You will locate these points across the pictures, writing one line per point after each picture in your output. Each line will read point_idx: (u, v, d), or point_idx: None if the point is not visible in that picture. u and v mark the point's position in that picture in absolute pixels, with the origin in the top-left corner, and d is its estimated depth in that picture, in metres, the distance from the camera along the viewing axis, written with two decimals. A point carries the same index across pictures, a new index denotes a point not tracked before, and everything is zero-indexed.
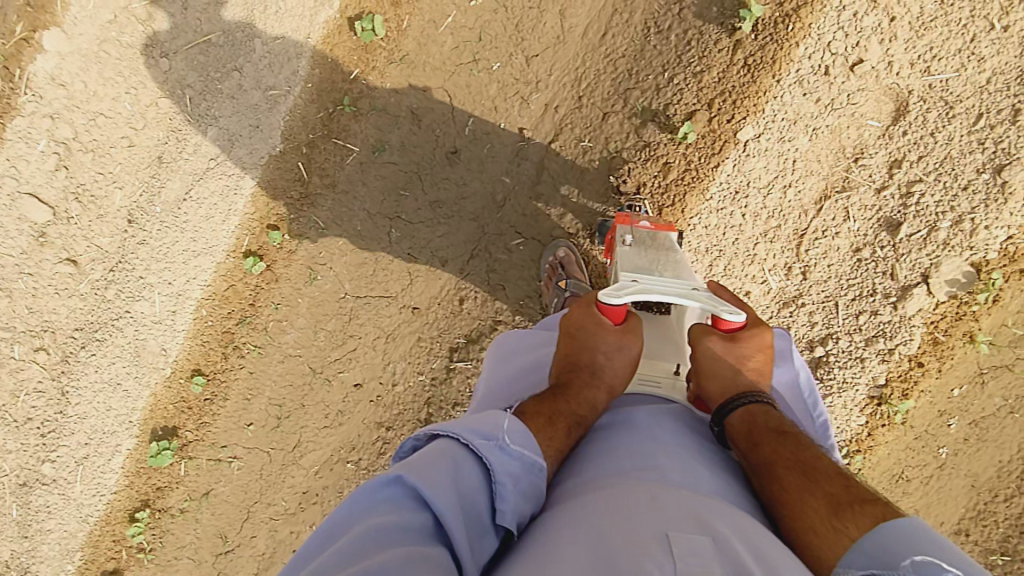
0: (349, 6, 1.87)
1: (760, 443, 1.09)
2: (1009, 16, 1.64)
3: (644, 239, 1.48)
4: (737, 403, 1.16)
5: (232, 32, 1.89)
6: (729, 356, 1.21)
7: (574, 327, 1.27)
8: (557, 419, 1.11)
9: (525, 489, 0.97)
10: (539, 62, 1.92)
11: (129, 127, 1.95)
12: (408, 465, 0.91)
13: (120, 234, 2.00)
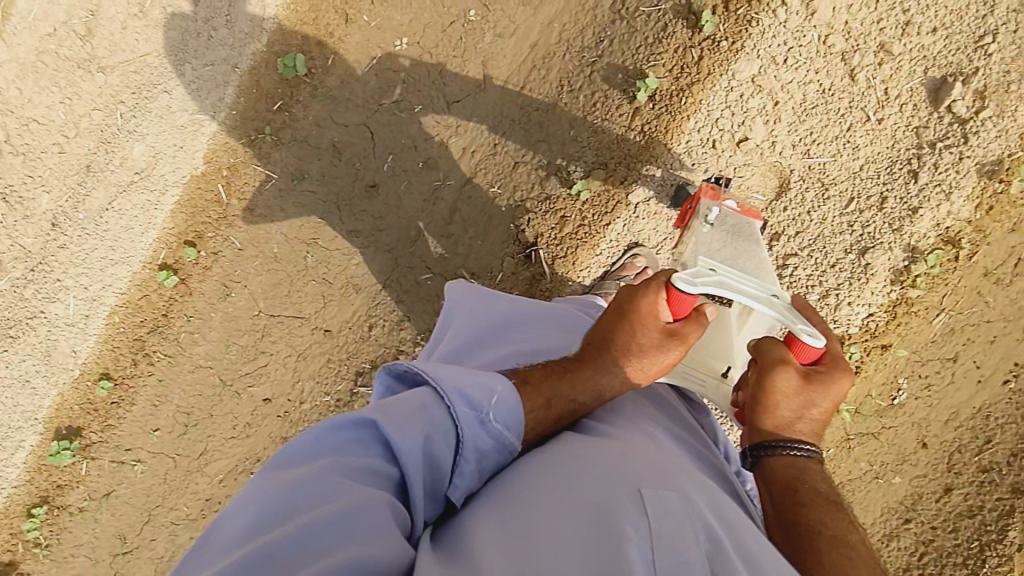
0: (276, 41, 1.96)
1: (804, 502, 1.12)
2: (884, 109, 1.76)
3: (728, 218, 1.51)
4: (784, 449, 1.19)
5: (166, 55, 1.98)
6: (802, 396, 1.19)
7: (630, 305, 1.27)
8: (554, 402, 1.17)
9: (486, 463, 1.07)
10: (459, 107, 2.01)
11: (61, 135, 2.02)
12: (382, 412, 1.00)
13: (44, 236, 2.06)
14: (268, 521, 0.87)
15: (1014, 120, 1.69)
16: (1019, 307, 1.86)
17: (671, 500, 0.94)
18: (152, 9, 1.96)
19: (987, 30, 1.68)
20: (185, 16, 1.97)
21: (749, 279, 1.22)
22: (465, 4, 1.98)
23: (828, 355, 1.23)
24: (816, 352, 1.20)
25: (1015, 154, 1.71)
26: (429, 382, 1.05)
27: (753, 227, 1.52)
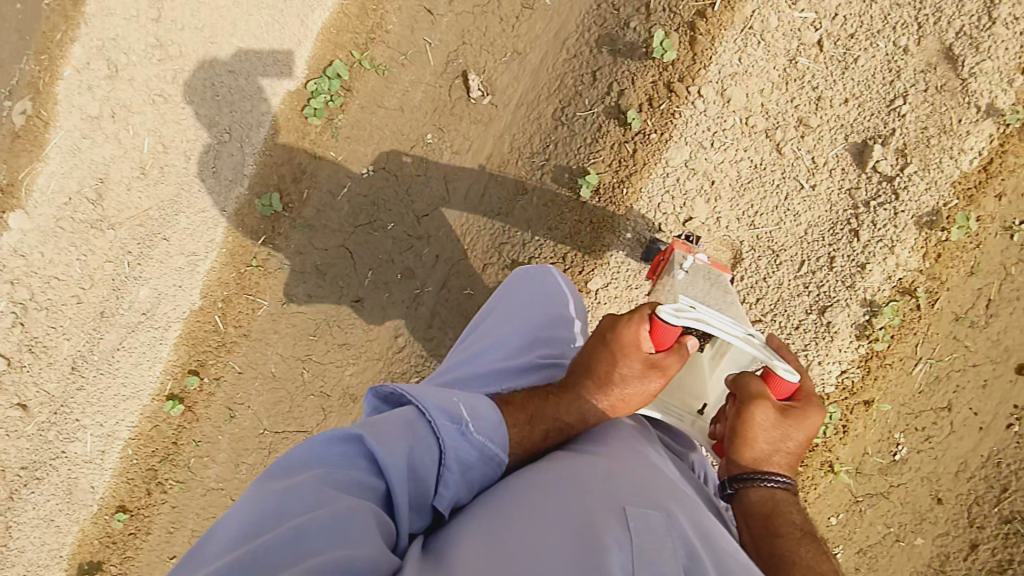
0: (256, 184, 2.18)
1: (780, 533, 1.11)
2: (815, 176, 1.84)
3: (702, 271, 1.59)
4: (764, 484, 1.18)
5: (167, 204, 2.22)
6: (779, 430, 1.18)
7: (610, 332, 1.26)
8: (537, 419, 1.20)
9: (472, 478, 1.09)
10: (428, 220, 2.16)
11: (78, 287, 2.23)
12: (369, 428, 1.04)
13: (65, 380, 2.23)
14: (255, 528, 0.90)
15: (940, 172, 1.76)
16: (1003, 347, 1.84)
17: (651, 517, 0.96)
18: (152, 170, 2.22)
19: (897, 93, 1.78)
20: (182, 172, 2.21)
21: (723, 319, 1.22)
22: (422, 129, 2.17)
23: (801, 391, 1.24)
24: (791, 386, 1.20)
25: (949, 203, 1.76)
26: (413, 401, 1.09)
27: (722, 280, 1.62)
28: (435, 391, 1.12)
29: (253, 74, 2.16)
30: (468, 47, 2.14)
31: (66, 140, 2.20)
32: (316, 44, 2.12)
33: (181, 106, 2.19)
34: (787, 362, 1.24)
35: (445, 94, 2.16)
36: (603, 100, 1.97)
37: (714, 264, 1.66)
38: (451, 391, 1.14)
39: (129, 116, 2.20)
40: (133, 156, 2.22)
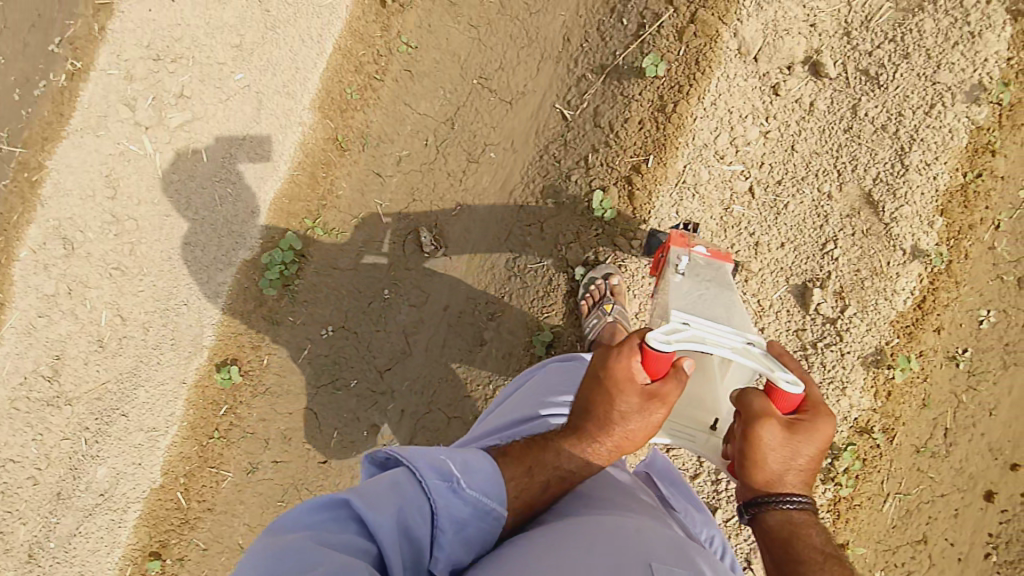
0: (217, 353, 2.16)
1: (803, 562, 1.00)
2: (763, 318, 1.89)
3: (699, 265, 1.56)
4: (781, 510, 1.05)
5: (126, 376, 2.20)
6: (790, 450, 1.05)
7: (603, 368, 1.15)
8: (536, 470, 1.12)
9: (468, 536, 1.00)
10: (391, 374, 2.17)
11: (34, 467, 2.18)
12: (356, 492, 0.94)
13: (20, 568, 2.15)
14: None
15: (878, 313, 1.81)
16: (968, 475, 1.86)
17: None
18: (110, 341, 2.21)
19: (828, 238, 1.85)
20: (142, 344, 2.20)
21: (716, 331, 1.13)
22: (378, 285, 2.19)
23: (809, 400, 1.10)
24: (797, 398, 1.06)
25: (891, 342, 1.81)
26: (405, 465, 1.02)
27: (726, 270, 1.56)
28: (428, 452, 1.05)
29: (215, 242, 2.17)
30: (419, 203, 2.20)
31: (21, 320, 2.21)
32: (268, 216, 2.16)
33: (139, 278, 2.21)
34: (791, 370, 1.10)
35: (399, 249, 2.20)
36: (552, 253, 2.04)
37: (714, 255, 1.60)
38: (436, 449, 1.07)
39: (86, 291, 2.21)
40: (90, 330, 2.21)
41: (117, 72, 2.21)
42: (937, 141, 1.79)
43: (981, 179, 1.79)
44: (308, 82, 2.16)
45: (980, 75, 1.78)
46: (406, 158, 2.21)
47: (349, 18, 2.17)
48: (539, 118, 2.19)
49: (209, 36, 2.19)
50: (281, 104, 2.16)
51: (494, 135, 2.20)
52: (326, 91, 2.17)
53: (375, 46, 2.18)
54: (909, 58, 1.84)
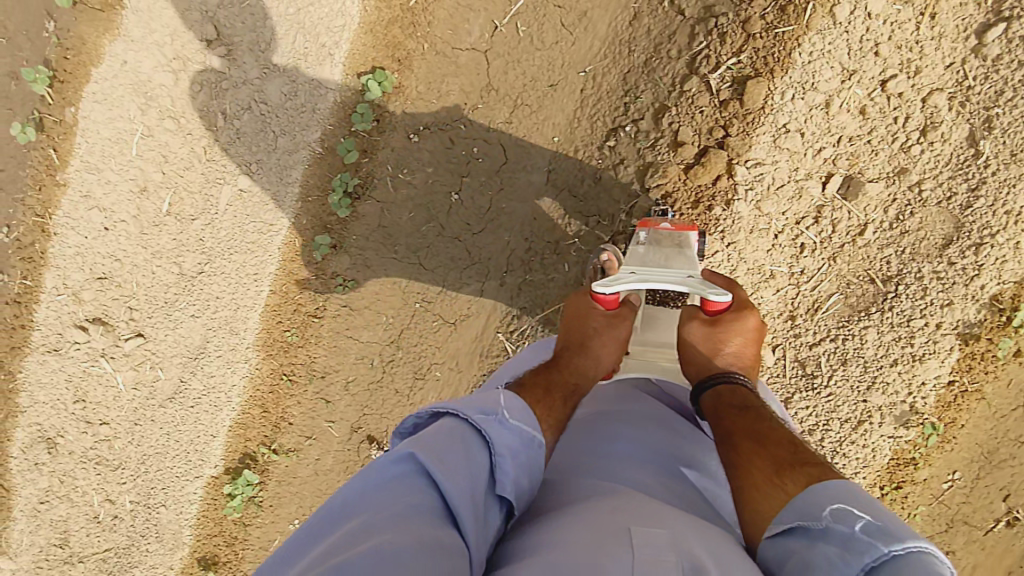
0: (197, 549, 2.38)
1: (723, 412, 1.17)
2: None
3: (661, 236, 1.51)
4: (710, 384, 1.24)
5: (125, 549, 2.41)
6: (710, 339, 1.28)
7: (571, 312, 1.42)
8: (553, 389, 1.23)
9: (524, 461, 1.02)
10: None
11: None
12: (417, 442, 0.96)
13: None
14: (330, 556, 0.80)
15: None
16: None
17: (657, 535, 0.85)
18: (105, 516, 2.40)
19: None
20: (130, 530, 2.40)
21: (659, 269, 1.33)
22: (339, 483, 2.27)
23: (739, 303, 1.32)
24: (723, 304, 1.28)
25: None
26: (451, 412, 1.03)
27: (689, 238, 1.50)
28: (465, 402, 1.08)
29: (184, 457, 2.32)
30: (370, 416, 2.22)
31: (27, 505, 2.39)
32: (227, 441, 2.28)
33: (119, 468, 2.36)
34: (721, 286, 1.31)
35: (355, 454, 2.25)
36: None
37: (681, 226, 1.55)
38: (480, 398, 1.09)
39: (76, 481, 2.38)
40: (86, 508, 2.40)
41: (65, 297, 2.22)
42: (860, 457, 1.82)
43: (899, 491, 1.84)
44: (250, 320, 2.15)
45: (914, 400, 1.77)
46: (353, 382, 2.20)
47: (283, 259, 2.09)
48: (483, 340, 2.12)
49: (149, 261, 2.16)
50: (227, 339, 2.18)
51: (439, 353, 2.15)
52: (266, 331, 2.16)
53: (312, 285, 2.11)
54: (845, 366, 1.79)
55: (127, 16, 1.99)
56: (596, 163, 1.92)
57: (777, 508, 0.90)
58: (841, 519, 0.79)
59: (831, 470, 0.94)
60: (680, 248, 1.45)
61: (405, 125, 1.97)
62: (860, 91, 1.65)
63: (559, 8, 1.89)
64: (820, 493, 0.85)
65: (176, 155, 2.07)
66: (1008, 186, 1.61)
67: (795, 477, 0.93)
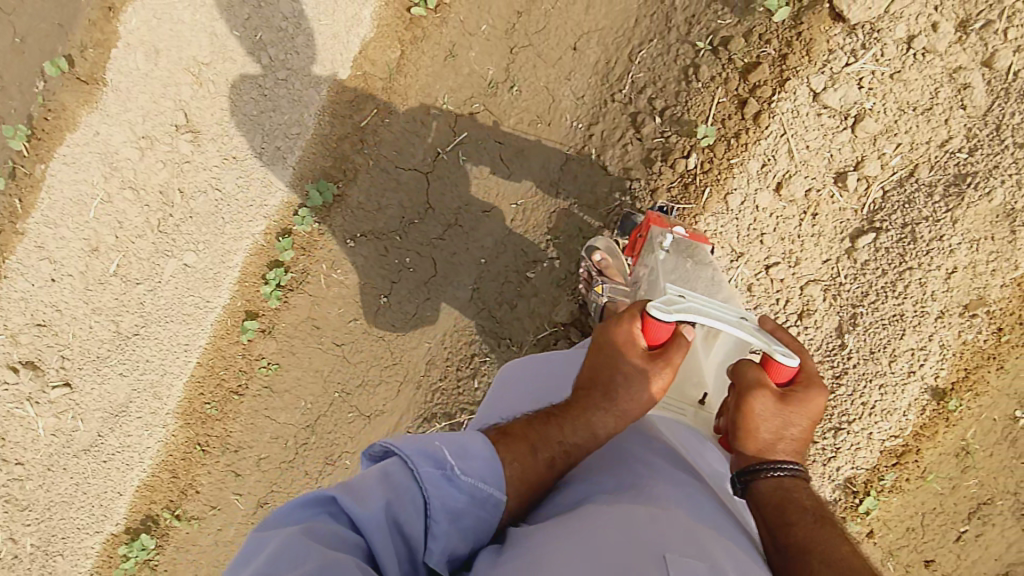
0: None
1: (794, 524, 1.05)
2: None
3: (683, 246, 1.67)
4: (770, 472, 1.13)
5: None
6: (781, 419, 1.13)
7: (607, 339, 1.25)
8: (540, 447, 1.13)
9: (466, 523, 1.02)
10: None
11: None
12: (350, 488, 0.98)
13: None
14: None
15: None
16: None
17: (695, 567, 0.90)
18: (6, 556, 2.42)
19: None
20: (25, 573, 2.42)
21: (714, 304, 1.19)
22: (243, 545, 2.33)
23: (802, 373, 1.19)
24: (791, 370, 1.15)
25: None
26: (395, 454, 1.03)
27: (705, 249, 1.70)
28: (416, 438, 1.07)
29: (88, 509, 2.37)
30: (278, 493, 2.29)
31: None
32: (131, 501, 2.35)
33: (25, 509, 2.40)
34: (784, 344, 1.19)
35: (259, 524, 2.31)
36: None
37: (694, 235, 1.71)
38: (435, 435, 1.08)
39: None
40: None
41: (3, 337, 2.31)
42: None
43: None
44: (173, 388, 2.25)
45: None
46: (265, 459, 2.28)
47: (213, 335, 2.20)
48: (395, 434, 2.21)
49: (89, 316, 2.28)
50: (148, 402, 2.27)
51: (354, 441, 2.23)
52: (187, 401, 2.26)
53: (237, 364, 2.21)
54: None
55: (107, 93, 2.15)
56: (514, 288, 2.08)
57: None
58: None
59: None
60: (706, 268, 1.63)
61: (344, 230, 2.11)
62: (747, 271, 1.80)
63: (499, 143, 2.08)
64: None
65: (131, 223, 2.22)
66: (865, 380, 1.75)
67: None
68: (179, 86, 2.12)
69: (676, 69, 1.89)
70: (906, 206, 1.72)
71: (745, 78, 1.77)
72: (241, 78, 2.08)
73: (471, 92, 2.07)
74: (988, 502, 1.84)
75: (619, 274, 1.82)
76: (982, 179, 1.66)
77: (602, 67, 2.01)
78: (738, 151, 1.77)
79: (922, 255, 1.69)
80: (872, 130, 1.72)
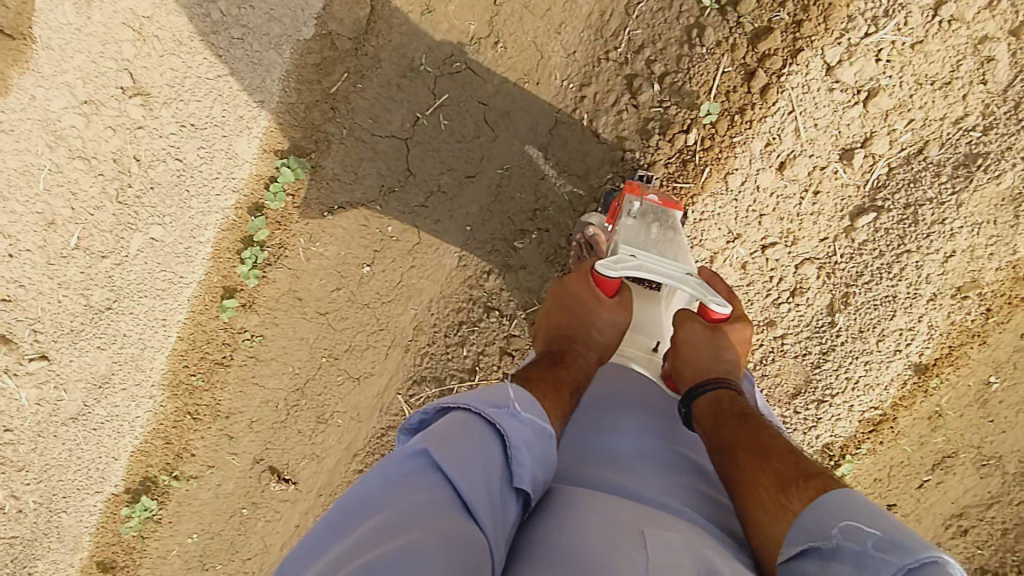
0: (88, 564, 2.39)
1: (723, 425, 1.19)
2: None
3: (650, 211, 1.56)
4: (705, 389, 1.26)
5: (29, 541, 2.39)
6: (712, 343, 1.32)
7: (570, 300, 1.41)
8: (562, 384, 1.23)
9: (538, 455, 1.02)
10: (252, 561, 2.36)
11: None
12: (434, 436, 0.96)
13: None
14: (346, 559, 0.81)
15: None
16: None
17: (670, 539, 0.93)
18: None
19: None
20: (21, 536, 2.38)
21: (657, 257, 1.37)
22: (238, 503, 2.33)
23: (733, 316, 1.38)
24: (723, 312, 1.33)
25: None
26: (462, 407, 1.02)
27: (674, 217, 1.56)
28: (471, 391, 1.07)
29: (85, 472, 2.33)
30: (273, 450, 2.27)
31: None
32: (128, 464, 2.33)
33: (23, 470, 2.34)
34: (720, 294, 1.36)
35: (255, 482, 2.31)
36: None
37: (666, 202, 1.59)
38: (484, 386, 1.09)
39: None
40: None
41: None
42: None
43: None
44: (156, 361, 2.21)
45: None
46: (256, 422, 2.25)
47: (192, 310, 2.14)
48: (385, 397, 2.19)
49: (56, 290, 2.15)
50: (133, 374, 2.23)
51: (344, 403, 2.20)
52: (171, 373, 2.23)
53: (219, 338, 2.17)
54: None
55: (39, 51, 1.91)
56: (501, 257, 2.00)
57: (789, 526, 0.98)
58: (851, 540, 0.88)
59: (832, 480, 1.02)
60: (673, 235, 1.50)
61: (321, 203, 2.01)
62: (742, 252, 1.76)
63: (482, 104, 1.92)
64: (830, 506, 0.94)
65: (86, 194, 2.05)
66: (852, 357, 1.78)
67: (801, 492, 1.01)
68: (124, 45, 1.91)
69: (678, 28, 1.72)
70: (912, 185, 1.66)
71: (755, 45, 1.65)
72: (190, 34, 1.90)
73: (452, 48, 1.89)
74: (952, 454, 1.87)
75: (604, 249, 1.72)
76: (993, 162, 1.60)
77: (596, 19, 1.82)
78: (741, 128, 1.69)
79: (921, 238, 1.67)
80: (885, 106, 1.62)
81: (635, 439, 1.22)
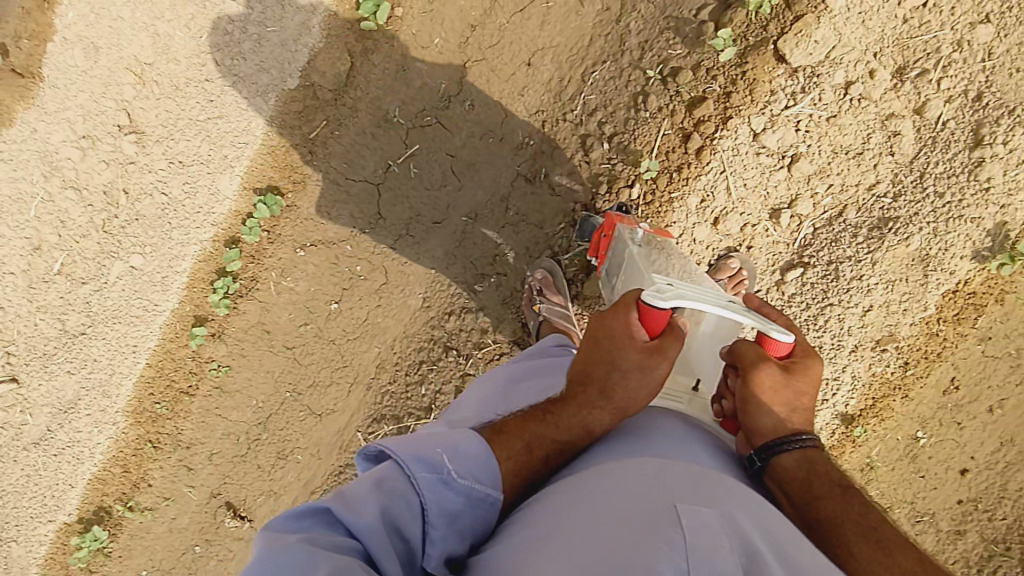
0: None
1: (821, 497, 1.10)
2: None
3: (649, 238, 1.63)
4: (795, 451, 1.14)
5: None
6: (790, 391, 1.17)
7: (602, 335, 1.21)
8: (534, 442, 1.16)
9: (461, 525, 1.04)
10: None
11: None
12: (347, 492, 0.98)
13: None
14: None
15: None
16: None
17: (701, 511, 0.91)
18: None
19: None
20: None
21: (703, 291, 1.18)
22: (190, 541, 2.33)
23: (800, 346, 1.21)
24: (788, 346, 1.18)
25: None
26: (394, 458, 1.05)
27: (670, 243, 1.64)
28: (411, 441, 1.09)
29: (40, 499, 2.33)
30: (230, 485, 2.30)
31: None
32: (84, 492, 2.33)
33: None
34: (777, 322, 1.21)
35: (211, 517, 2.32)
36: None
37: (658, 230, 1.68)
38: (424, 437, 1.10)
39: None
40: None
41: None
42: None
43: None
44: (121, 388, 2.27)
45: None
46: (217, 454, 2.29)
47: (163, 338, 2.22)
48: (346, 434, 2.24)
49: (32, 314, 2.23)
50: (98, 400, 2.28)
51: (305, 439, 2.25)
52: (137, 400, 2.28)
53: (186, 366, 2.24)
54: None
55: (45, 90, 2.08)
56: (462, 300, 2.11)
57: None
58: None
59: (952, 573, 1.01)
60: (679, 260, 1.56)
61: (295, 241, 2.14)
62: None
63: (450, 155, 2.08)
64: None
65: (75, 223, 2.17)
66: None
67: None
68: (123, 87, 2.09)
69: (626, 95, 1.91)
70: (834, 244, 1.81)
71: (691, 111, 1.83)
72: (186, 80, 2.09)
73: (425, 104, 2.07)
74: (886, 509, 1.92)
75: (551, 291, 1.89)
76: (902, 225, 1.76)
77: (556, 84, 2.01)
78: (679, 185, 1.84)
79: (843, 293, 1.80)
80: (807, 171, 1.79)
81: (650, 435, 1.16)
